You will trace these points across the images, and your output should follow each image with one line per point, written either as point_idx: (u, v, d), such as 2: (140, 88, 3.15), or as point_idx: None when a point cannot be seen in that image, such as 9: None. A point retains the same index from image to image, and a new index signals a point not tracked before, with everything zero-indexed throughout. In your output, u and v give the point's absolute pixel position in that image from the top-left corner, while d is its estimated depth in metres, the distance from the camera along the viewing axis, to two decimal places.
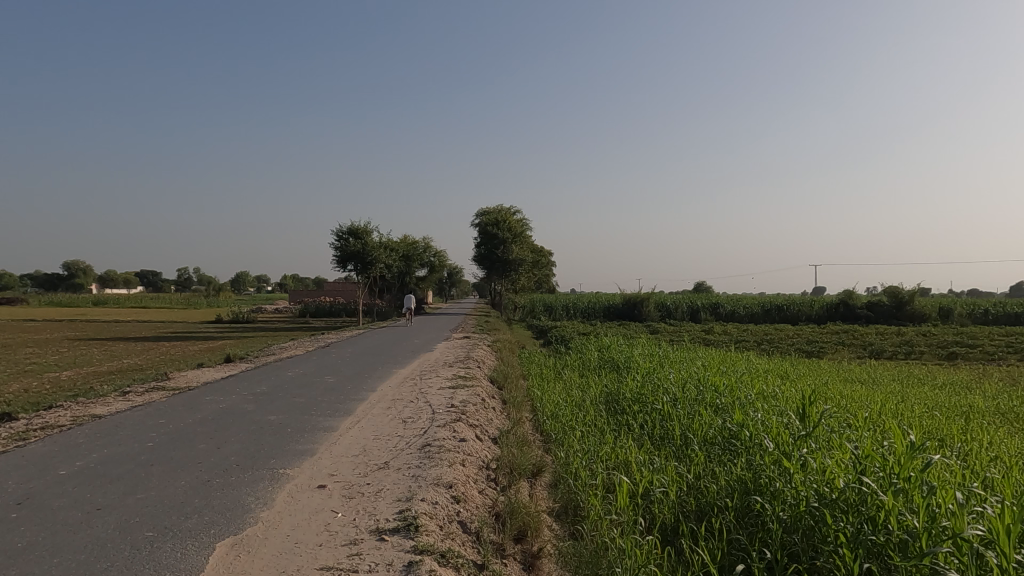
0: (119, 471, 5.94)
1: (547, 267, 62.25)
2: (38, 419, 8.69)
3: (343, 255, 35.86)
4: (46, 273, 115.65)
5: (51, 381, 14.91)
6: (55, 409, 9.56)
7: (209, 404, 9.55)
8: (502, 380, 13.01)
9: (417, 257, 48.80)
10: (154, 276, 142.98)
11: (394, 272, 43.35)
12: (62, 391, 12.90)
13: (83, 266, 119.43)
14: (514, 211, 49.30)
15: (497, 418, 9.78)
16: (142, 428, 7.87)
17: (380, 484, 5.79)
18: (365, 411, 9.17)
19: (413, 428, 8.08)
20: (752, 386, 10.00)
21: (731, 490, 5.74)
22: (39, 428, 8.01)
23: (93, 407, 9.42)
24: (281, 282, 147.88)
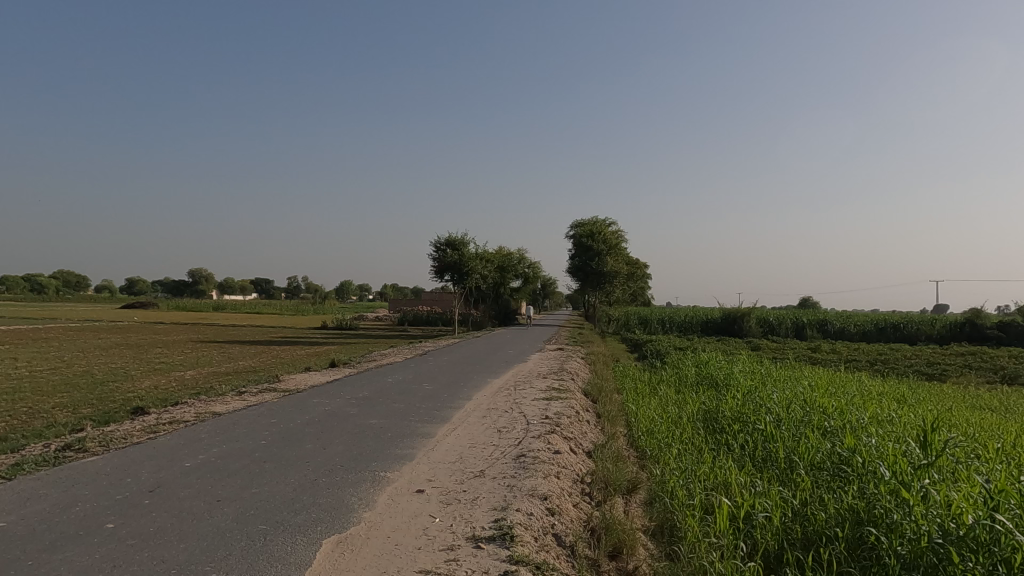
0: (237, 466, 6.38)
1: (643, 280, 61.38)
2: (167, 414, 9.49)
3: (441, 265, 36.95)
4: (174, 282, 126.08)
5: (177, 379, 16.24)
6: (182, 405, 10.40)
7: (316, 406, 10.07)
8: (597, 393, 12.87)
9: (512, 268, 49.37)
10: (268, 284, 152.79)
11: (489, 283, 44.06)
12: (187, 388, 14.02)
13: (206, 274, 129.71)
14: (610, 223, 48.99)
15: (591, 431, 9.67)
16: (256, 426, 8.40)
17: (476, 492, 5.87)
18: (461, 419, 9.34)
19: (508, 438, 8.15)
20: (864, 409, 9.37)
21: (842, 519, 5.39)
22: (168, 422, 8.74)
23: (212, 406, 10.12)
24: (382, 293, 154.30)
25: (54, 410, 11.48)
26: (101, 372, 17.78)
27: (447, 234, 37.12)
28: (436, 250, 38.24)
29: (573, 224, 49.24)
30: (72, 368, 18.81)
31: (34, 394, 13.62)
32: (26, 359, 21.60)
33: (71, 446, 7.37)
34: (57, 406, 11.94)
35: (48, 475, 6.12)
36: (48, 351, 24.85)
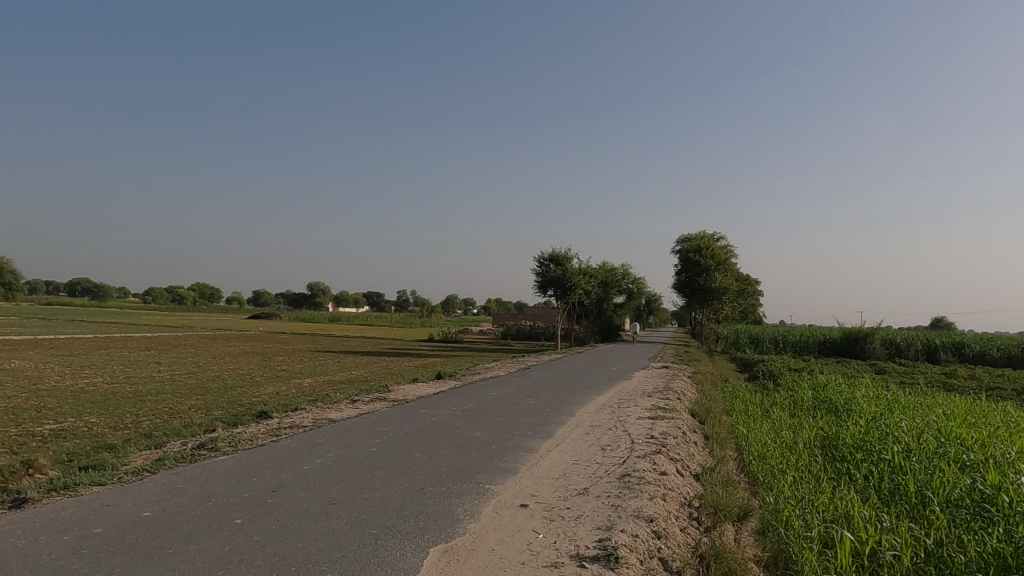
0: (350, 471, 6.68)
1: (754, 296, 58.78)
2: (288, 419, 10.13)
3: (544, 280, 37.17)
4: (295, 295, 134.78)
5: (297, 386, 17.30)
6: (301, 410, 11.07)
7: (424, 416, 10.38)
8: (705, 414, 12.43)
9: (616, 283, 48.86)
10: (379, 297, 159.90)
11: (592, 298, 43.79)
12: (305, 395, 14.91)
13: (323, 288, 137.81)
14: (719, 238, 47.41)
15: (699, 453, 9.34)
16: (368, 433, 8.78)
17: (580, 509, 5.82)
18: (564, 435, 9.30)
19: (612, 457, 8.03)
20: (1011, 443, 8.45)
21: (985, 565, 4.87)
22: (288, 426, 9.32)
23: (328, 412, 10.67)
24: (487, 308, 157.27)
25: (191, 411, 12.56)
26: (231, 377, 19.24)
27: (551, 249, 37.34)
28: (539, 266, 38.55)
29: (680, 239, 48.09)
30: (206, 373, 20.51)
31: (174, 396, 14.94)
32: (168, 363, 23.77)
33: (205, 445, 8.00)
34: (193, 408, 13.03)
35: (185, 471, 6.68)
36: (186, 357, 27.22)
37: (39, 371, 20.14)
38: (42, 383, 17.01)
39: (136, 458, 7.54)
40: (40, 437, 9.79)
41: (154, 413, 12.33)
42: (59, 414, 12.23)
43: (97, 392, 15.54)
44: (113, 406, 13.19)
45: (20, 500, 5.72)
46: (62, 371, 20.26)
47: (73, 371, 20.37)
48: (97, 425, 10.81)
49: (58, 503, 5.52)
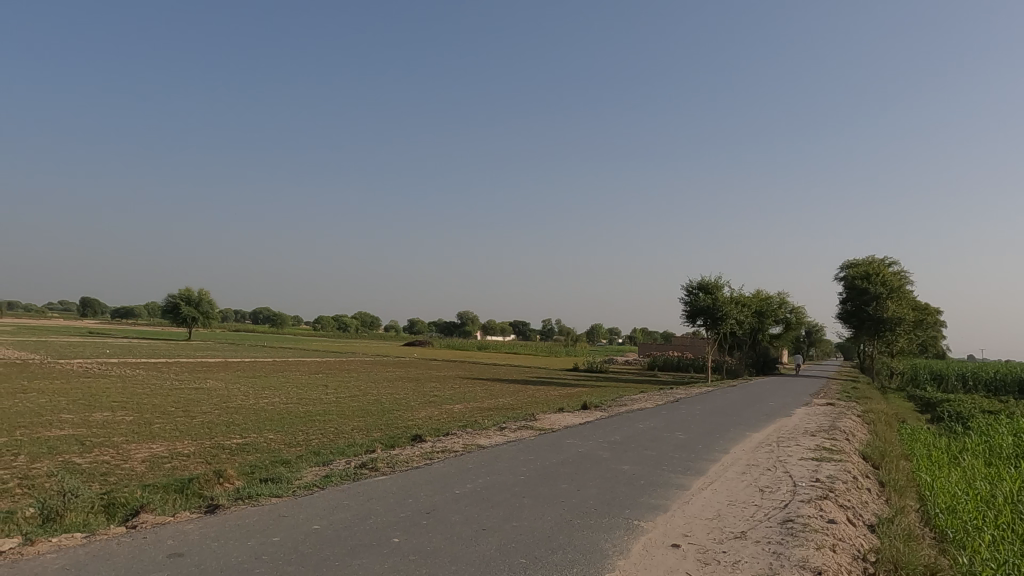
0: (499, 498, 6.80)
1: (935, 328, 52.73)
2: (441, 443, 10.56)
3: (693, 309, 35.95)
4: (447, 324, 141.50)
5: (448, 412, 17.99)
6: (453, 435, 11.49)
7: (571, 447, 10.34)
8: (879, 458, 11.24)
9: (772, 313, 46.05)
10: (525, 326, 163.17)
11: (746, 328, 41.60)
12: (455, 421, 15.48)
13: (471, 316, 143.47)
14: (891, 263, 43.27)
15: (873, 501, 8.43)
16: (516, 461, 8.92)
17: (737, 554, 5.47)
18: (718, 474, 8.83)
19: (772, 499, 7.48)
20: None
21: None
22: (441, 450, 9.70)
23: (478, 438, 10.99)
24: (633, 337, 154.89)
25: (354, 431, 13.49)
26: (389, 401, 20.45)
27: (700, 277, 36.08)
28: (688, 294, 37.33)
29: (845, 265, 44.54)
30: (367, 396, 21.97)
31: (339, 417, 16.13)
32: (334, 387, 25.75)
33: (366, 464, 8.54)
34: (355, 429, 13.98)
35: (350, 487, 7.18)
36: (350, 381, 29.34)
37: (229, 390, 22.66)
38: (232, 402, 19.11)
39: (307, 473, 8.22)
40: (229, 449, 10.98)
41: (321, 432, 13.39)
42: (244, 429, 13.65)
43: (275, 411, 17.17)
44: (288, 425, 14.49)
45: (213, 506, 6.44)
46: (248, 391, 22.64)
47: (256, 391, 22.70)
48: (275, 442, 11.93)
49: (244, 511, 6.14)
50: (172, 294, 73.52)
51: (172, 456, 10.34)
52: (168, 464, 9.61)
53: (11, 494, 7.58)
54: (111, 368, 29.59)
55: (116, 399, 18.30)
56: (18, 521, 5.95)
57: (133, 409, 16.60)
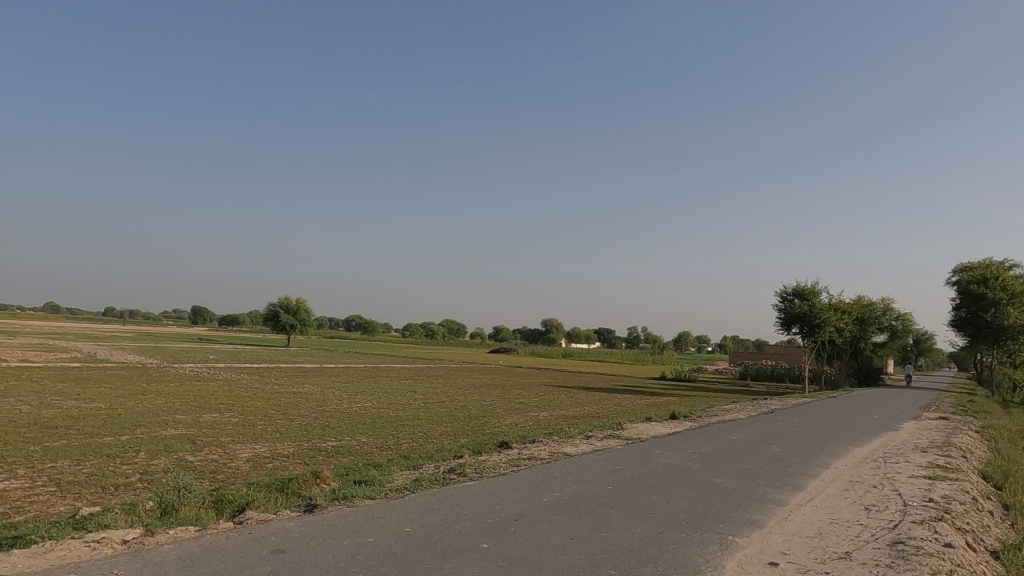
0: (587, 507, 6.74)
1: None
2: (527, 450, 10.59)
3: (788, 317, 34.42)
4: (532, 332, 142.12)
5: (534, 419, 18.01)
6: (539, 443, 11.49)
7: (660, 457, 10.10)
8: (1002, 478, 10.31)
9: (875, 320, 43.38)
10: (611, 333, 161.42)
11: (846, 336, 39.39)
12: (541, 428, 15.48)
13: (556, 324, 143.50)
14: (1011, 266, 39.82)
15: (996, 526, 7.73)
16: (603, 471, 8.81)
17: None
18: (818, 490, 8.37)
19: (880, 519, 7.01)
20: None
21: None
22: (528, 458, 9.72)
23: (564, 446, 10.93)
24: (724, 346, 150.01)
25: (442, 437, 13.76)
26: (475, 408, 20.72)
27: (795, 283, 34.56)
28: (782, 301, 35.78)
29: (957, 269, 41.40)
30: (454, 402, 22.38)
31: (428, 422, 16.49)
32: (423, 392, 26.38)
33: (455, 469, 8.68)
34: (443, 434, 14.26)
35: (439, 492, 7.33)
36: (438, 387, 29.98)
37: (325, 394, 23.67)
38: (328, 405, 19.94)
39: (398, 476, 8.44)
40: (325, 452, 11.46)
41: (411, 436, 13.75)
42: (340, 432, 14.21)
43: (367, 415, 17.77)
44: (379, 429, 14.96)
45: (311, 505, 6.74)
46: (342, 395, 23.58)
47: (350, 396, 23.60)
48: (367, 445, 12.35)
49: (340, 511, 6.39)
50: (273, 302, 77.76)
51: (274, 456, 10.89)
52: (270, 464, 10.14)
53: (132, 488, 8.21)
54: (219, 372, 31.56)
55: (223, 402, 19.53)
56: (139, 513, 6.43)
57: (238, 411, 17.64)
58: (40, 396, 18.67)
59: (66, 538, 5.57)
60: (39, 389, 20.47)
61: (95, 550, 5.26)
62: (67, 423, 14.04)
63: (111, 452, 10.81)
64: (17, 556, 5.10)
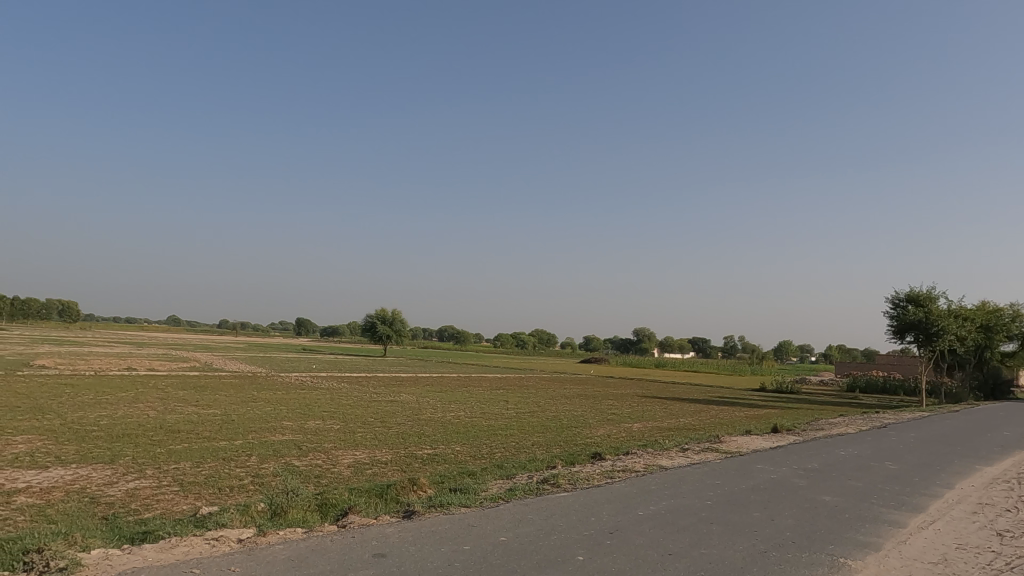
0: (685, 522, 6.55)
1: None
2: (621, 462, 10.42)
3: (901, 325, 32.14)
4: (624, 342, 140.01)
5: (627, 430, 17.70)
6: (633, 455, 11.28)
7: (762, 473, 9.66)
8: None
9: (1002, 328, 39.74)
10: (706, 343, 156.63)
11: (969, 345, 36.28)
12: (635, 440, 15.19)
13: (649, 334, 140.82)
14: None
15: None
16: (701, 485, 8.52)
17: None
18: (941, 512, 7.73)
19: (1015, 547, 6.38)
20: None
21: None
22: (622, 470, 9.56)
23: (659, 459, 10.69)
24: (829, 355, 142.09)
25: (534, 447, 13.79)
26: (567, 418, 20.61)
27: (908, 288, 32.27)
28: (894, 308, 33.46)
29: None
30: (546, 412, 22.38)
31: (520, 432, 16.57)
32: (514, 402, 26.52)
33: (548, 479, 8.67)
34: (536, 444, 14.28)
35: (534, 502, 7.34)
36: (529, 396, 30.04)
37: (420, 403, 24.30)
38: (423, 414, 20.44)
39: (492, 485, 8.53)
40: (422, 459, 11.75)
41: (504, 446, 13.86)
42: (435, 441, 14.53)
43: (460, 424, 18.09)
44: (472, 438, 15.19)
45: (410, 511, 6.93)
46: (436, 405, 24.09)
47: (444, 405, 24.11)
48: (461, 453, 12.56)
49: (438, 518, 6.53)
50: (370, 314, 80.72)
51: (373, 463, 11.29)
52: (369, 470, 10.51)
53: (246, 489, 8.74)
54: (322, 381, 33.07)
55: (326, 409, 20.45)
56: (253, 513, 6.83)
57: (340, 418, 18.42)
58: (164, 402, 20.25)
59: (189, 535, 6.00)
60: (163, 396, 22.17)
61: (214, 547, 5.63)
62: (188, 428, 15.13)
63: (227, 456, 11.57)
64: (147, 550, 5.54)
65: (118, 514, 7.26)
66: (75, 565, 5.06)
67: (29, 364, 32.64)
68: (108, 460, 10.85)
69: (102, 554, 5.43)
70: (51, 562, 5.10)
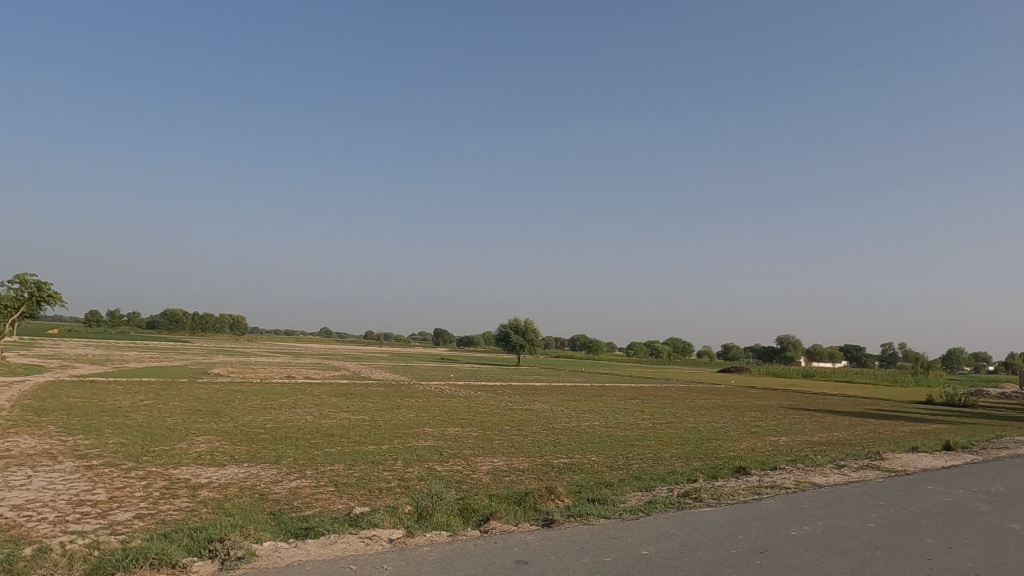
0: (845, 545, 6.05)
1: None
2: (769, 477, 9.83)
3: None
4: (767, 350, 132.71)
5: (773, 444, 16.69)
6: (782, 470, 10.61)
7: (933, 495, 8.72)
8: None
9: None
10: (860, 351, 144.53)
11: None
12: (783, 454, 14.30)
13: (794, 341, 132.55)
14: None
15: None
16: (862, 506, 7.84)
17: None
18: None
19: None
20: None
21: None
22: (770, 486, 9.02)
23: (811, 475, 9.97)
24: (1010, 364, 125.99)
25: (673, 459, 13.37)
26: (707, 430, 19.81)
27: None
28: None
29: None
30: (683, 423, 21.65)
31: (657, 443, 16.15)
32: (651, 412, 25.90)
33: (690, 493, 8.37)
34: (674, 456, 13.86)
35: (676, 516, 7.12)
36: (666, 407, 29.27)
37: (555, 412, 24.39)
38: (557, 423, 20.53)
39: (631, 497, 8.38)
40: (558, 468, 11.78)
41: (641, 457, 13.59)
42: (571, 450, 14.53)
43: (596, 434, 18.00)
44: (608, 447, 15.03)
45: (549, 520, 6.97)
46: (571, 413, 24.11)
47: (578, 414, 24.06)
48: (597, 463, 12.46)
49: (578, 528, 6.51)
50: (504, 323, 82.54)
51: (510, 470, 11.48)
52: (507, 477, 10.71)
53: (393, 492, 9.23)
54: (459, 390, 34.24)
55: (464, 417, 21.13)
56: (401, 515, 7.19)
57: (478, 426, 18.94)
58: (320, 408, 21.89)
59: (345, 533, 6.42)
60: (319, 402, 24.00)
61: (368, 545, 5.99)
62: (341, 432, 16.24)
63: (376, 459, 12.27)
64: (310, 544, 6.00)
65: (284, 510, 7.93)
66: (250, 555, 5.59)
67: (206, 373, 36.56)
68: (274, 460, 11.89)
69: (272, 546, 5.94)
70: (230, 552, 5.68)
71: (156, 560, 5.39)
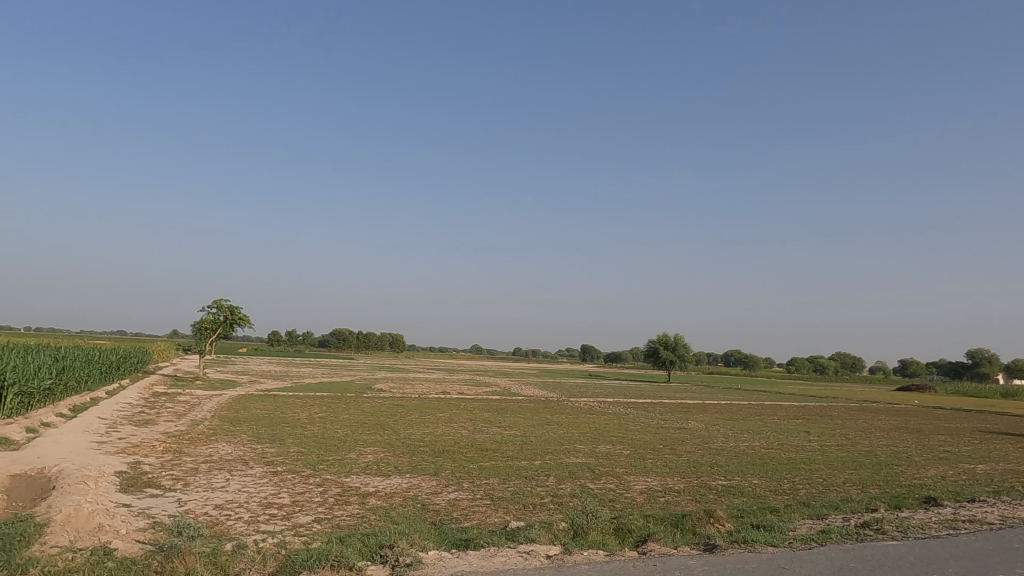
0: None
1: None
2: (967, 510, 8.68)
3: None
4: (955, 366, 118.13)
5: (969, 472, 14.74)
6: (983, 503, 9.34)
7: None
8: None
9: None
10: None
11: None
12: (981, 484, 12.58)
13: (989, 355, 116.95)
14: None
15: None
16: None
17: None
18: None
19: None
20: None
21: None
22: (968, 520, 7.96)
23: (1021, 511, 8.67)
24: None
25: (846, 485, 12.24)
26: (886, 454, 17.92)
27: None
28: None
29: None
30: (857, 446, 19.80)
31: (827, 467, 14.89)
32: (819, 434, 23.93)
33: (870, 524, 7.61)
34: (848, 482, 12.69)
35: (854, 548, 6.49)
36: (836, 427, 26.96)
37: (710, 431, 23.32)
38: (713, 442, 19.61)
39: (801, 524, 7.78)
40: (717, 491, 11.22)
41: (809, 481, 12.59)
42: (730, 472, 13.79)
43: (757, 455, 16.96)
44: (772, 470, 14.10)
45: (711, 545, 6.66)
46: (728, 433, 22.94)
47: (736, 433, 22.84)
48: (761, 487, 11.72)
49: (744, 555, 6.16)
50: (653, 339, 80.63)
51: (665, 490, 11.12)
52: (663, 497, 10.39)
53: (547, 508, 9.30)
54: (609, 406, 33.86)
55: (616, 434, 20.83)
56: (557, 531, 7.21)
57: (629, 444, 18.57)
58: (474, 423, 22.62)
59: (504, 546, 6.57)
60: (473, 417, 24.77)
61: (527, 559, 6.08)
62: (495, 447, 16.64)
63: (529, 475, 12.44)
64: (472, 555, 6.20)
65: (443, 520, 8.27)
66: (418, 562, 5.88)
67: (372, 388, 39.14)
68: (433, 472, 12.45)
69: (437, 555, 6.22)
70: (400, 558, 6.02)
71: (336, 562, 5.86)
